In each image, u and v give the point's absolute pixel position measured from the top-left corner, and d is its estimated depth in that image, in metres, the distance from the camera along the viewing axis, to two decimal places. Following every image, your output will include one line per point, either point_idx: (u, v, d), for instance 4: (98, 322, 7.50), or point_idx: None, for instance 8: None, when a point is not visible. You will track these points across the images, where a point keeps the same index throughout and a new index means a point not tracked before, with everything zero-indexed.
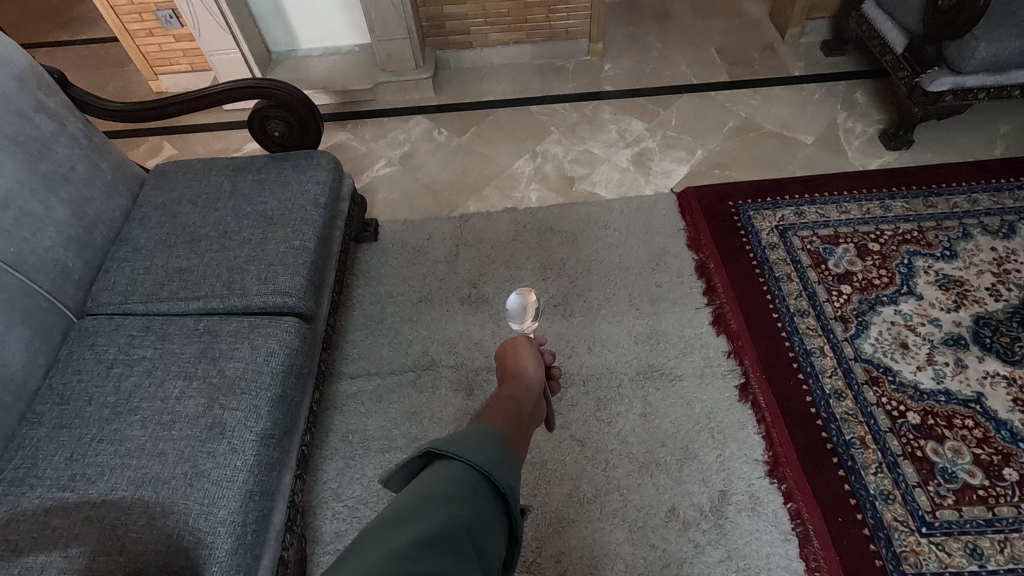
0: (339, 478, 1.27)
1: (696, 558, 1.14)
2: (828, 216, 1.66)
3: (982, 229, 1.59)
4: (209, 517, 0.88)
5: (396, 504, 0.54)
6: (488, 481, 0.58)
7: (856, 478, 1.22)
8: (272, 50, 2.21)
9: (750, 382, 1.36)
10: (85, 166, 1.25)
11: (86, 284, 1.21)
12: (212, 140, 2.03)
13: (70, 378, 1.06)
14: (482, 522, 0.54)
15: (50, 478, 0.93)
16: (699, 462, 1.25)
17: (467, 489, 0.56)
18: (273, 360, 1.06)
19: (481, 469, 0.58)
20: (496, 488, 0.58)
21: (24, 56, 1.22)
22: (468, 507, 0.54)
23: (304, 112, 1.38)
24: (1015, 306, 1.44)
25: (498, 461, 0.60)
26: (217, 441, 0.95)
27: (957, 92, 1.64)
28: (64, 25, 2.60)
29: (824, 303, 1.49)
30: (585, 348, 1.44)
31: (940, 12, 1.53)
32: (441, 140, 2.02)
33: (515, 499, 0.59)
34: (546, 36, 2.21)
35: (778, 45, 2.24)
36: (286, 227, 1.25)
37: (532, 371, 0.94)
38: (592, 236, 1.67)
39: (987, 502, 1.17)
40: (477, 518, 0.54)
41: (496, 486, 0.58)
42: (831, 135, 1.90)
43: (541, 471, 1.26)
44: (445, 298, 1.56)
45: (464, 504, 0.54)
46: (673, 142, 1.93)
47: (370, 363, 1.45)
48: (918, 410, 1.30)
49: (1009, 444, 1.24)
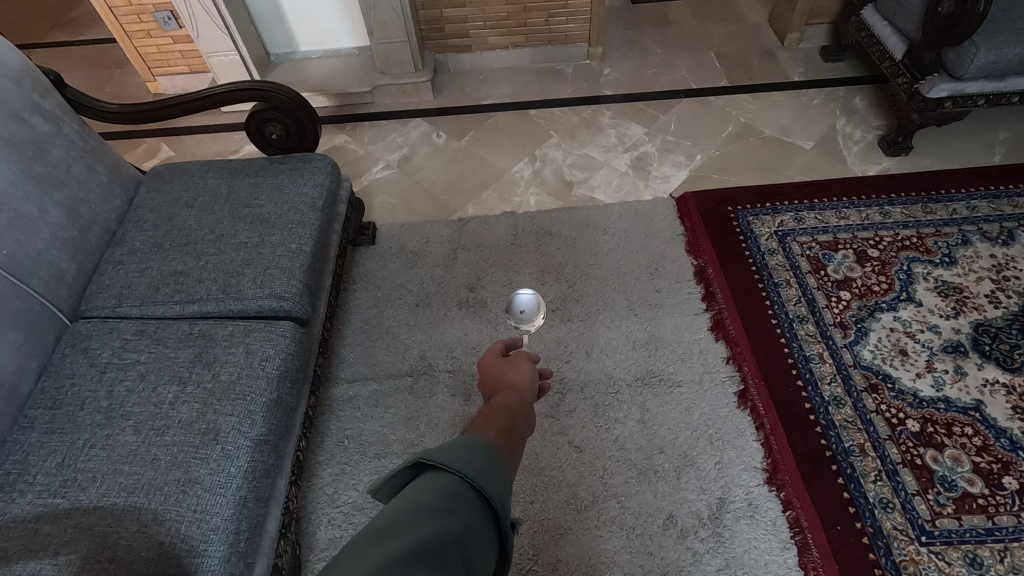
0: (335, 484, 1.26)
1: (695, 565, 1.13)
2: (828, 222, 1.66)
3: (981, 236, 1.59)
4: (202, 525, 0.87)
5: (382, 516, 0.53)
6: (478, 492, 0.57)
7: (855, 487, 1.21)
8: (271, 51, 2.21)
9: (749, 389, 1.35)
10: (81, 168, 1.24)
11: (80, 287, 1.20)
12: (210, 142, 2.03)
13: (63, 382, 1.05)
14: (472, 535, 0.53)
15: (40, 483, 0.91)
16: (697, 469, 1.24)
17: (455, 501, 0.55)
18: (268, 365, 1.05)
19: (470, 480, 0.57)
20: (486, 499, 0.57)
21: (21, 57, 1.21)
22: (457, 519, 0.53)
23: (301, 114, 1.37)
24: (1015, 313, 1.44)
25: (488, 473, 0.59)
26: (211, 447, 0.94)
27: (957, 99, 1.64)
28: (63, 25, 2.60)
29: (823, 309, 1.49)
30: (583, 353, 1.43)
31: (939, 19, 1.53)
32: (440, 143, 2.01)
33: (504, 512, 0.58)
34: (545, 40, 2.21)
35: (777, 50, 2.24)
36: (283, 230, 1.24)
37: (525, 383, 0.93)
38: (591, 241, 1.66)
39: (987, 511, 1.17)
40: (465, 531, 0.53)
41: (485, 497, 0.57)
42: (830, 140, 1.90)
43: (539, 477, 1.25)
44: (444, 302, 1.55)
45: (453, 516, 0.53)
46: (673, 146, 1.93)
47: (367, 368, 1.44)
48: (917, 417, 1.29)
49: (1009, 452, 1.23)
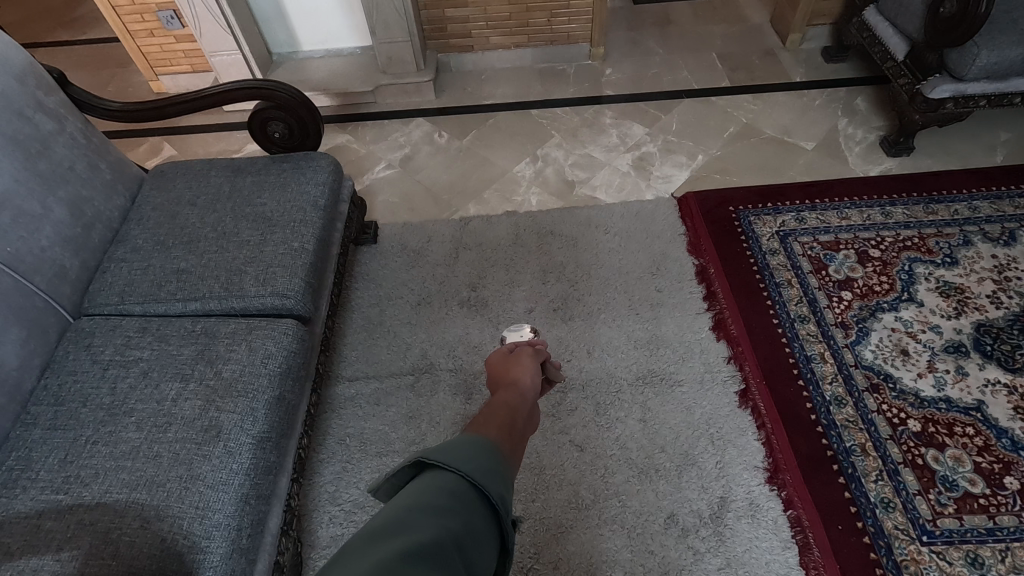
0: (336, 482, 1.26)
1: (695, 564, 1.13)
2: (829, 222, 1.66)
3: (983, 236, 1.59)
4: (204, 522, 0.87)
5: (381, 517, 0.53)
6: (478, 491, 0.57)
7: (856, 486, 1.21)
8: (273, 51, 2.21)
9: (750, 388, 1.35)
10: (84, 166, 1.25)
11: (83, 285, 1.20)
12: (212, 141, 2.03)
13: (65, 379, 1.05)
14: (472, 534, 0.53)
15: (43, 479, 0.92)
16: (698, 469, 1.24)
17: (456, 500, 0.55)
18: (270, 362, 1.06)
19: (470, 479, 0.57)
20: (486, 498, 0.57)
21: (24, 54, 1.21)
22: (457, 518, 0.53)
23: (304, 113, 1.38)
24: (1016, 314, 1.44)
25: (489, 471, 0.60)
26: (213, 443, 0.95)
27: (958, 100, 1.64)
28: (65, 25, 2.60)
29: (824, 309, 1.49)
30: (584, 352, 1.43)
31: (941, 20, 1.53)
32: (442, 142, 2.02)
33: (505, 511, 0.58)
34: (547, 40, 2.21)
35: (778, 50, 2.24)
36: (285, 228, 1.25)
37: (527, 379, 0.94)
38: (593, 241, 1.66)
39: (988, 511, 1.17)
40: (466, 529, 0.53)
41: (486, 496, 0.58)
42: (832, 141, 1.90)
43: (540, 476, 1.25)
44: (445, 301, 1.55)
45: (453, 515, 0.53)
46: (674, 147, 1.93)
47: (368, 366, 1.44)
48: (918, 417, 1.29)
49: (1010, 453, 1.23)
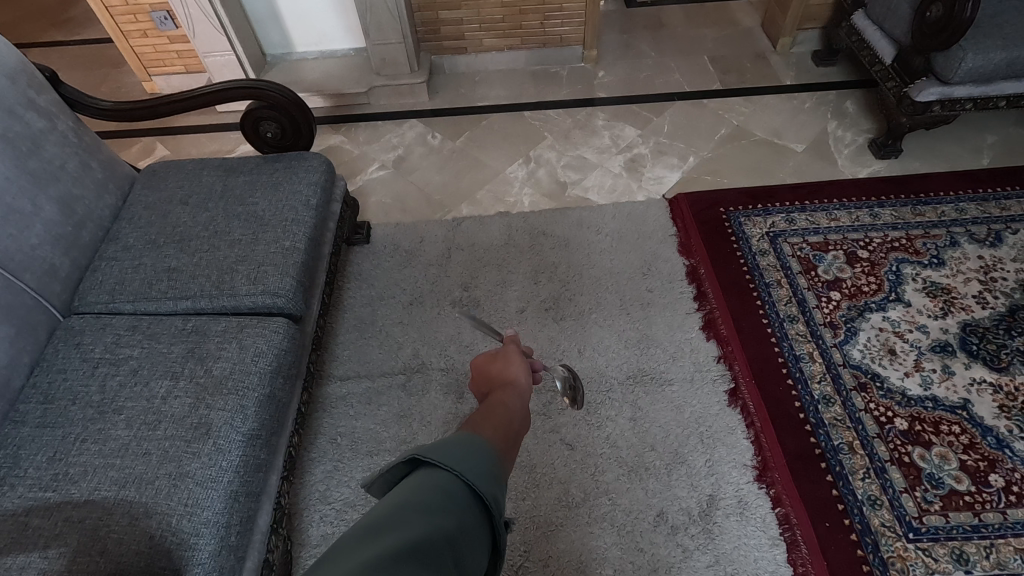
0: (327, 480, 1.27)
1: (684, 562, 1.13)
2: (818, 223, 1.68)
3: (969, 237, 1.61)
4: (193, 518, 0.87)
5: (375, 512, 0.53)
6: (473, 491, 0.58)
7: (844, 484, 1.22)
8: (267, 52, 2.22)
9: (740, 387, 1.36)
10: (76, 164, 1.25)
11: (73, 283, 1.20)
12: (204, 141, 2.04)
13: (55, 377, 1.05)
14: (466, 534, 0.54)
15: (31, 477, 0.92)
16: (688, 467, 1.25)
17: (450, 499, 0.55)
18: (261, 360, 1.06)
19: (465, 479, 0.58)
20: (480, 498, 0.58)
21: (15, 53, 1.21)
22: (451, 517, 0.53)
23: (297, 114, 1.38)
24: (1001, 313, 1.45)
25: (484, 472, 0.60)
26: (202, 441, 0.95)
27: (945, 103, 1.66)
28: (59, 25, 2.60)
29: (813, 309, 1.50)
30: (575, 352, 1.44)
31: (928, 24, 1.55)
32: (435, 144, 2.02)
33: (498, 512, 0.59)
34: (540, 43, 2.23)
35: (769, 54, 2.27)
36: (276, 228, 1.25)
37: (522, 379, 0.94)
38: (585, 241, 1.67)
39: (973, 508, 1.18)
40: (459, 529, 0.53)
41: (479, 496, 0.58)
42: (821, 143, 1.92)
43: (531, 474, 1.25)
44: (437, 300, 1.56)
45: (447, 515, 0.53)
46: (665, 148, 1.94)
47: (360, 365, 1.45)
48: (906, 415, 1.31)
49: (995, 450, 1.25)
